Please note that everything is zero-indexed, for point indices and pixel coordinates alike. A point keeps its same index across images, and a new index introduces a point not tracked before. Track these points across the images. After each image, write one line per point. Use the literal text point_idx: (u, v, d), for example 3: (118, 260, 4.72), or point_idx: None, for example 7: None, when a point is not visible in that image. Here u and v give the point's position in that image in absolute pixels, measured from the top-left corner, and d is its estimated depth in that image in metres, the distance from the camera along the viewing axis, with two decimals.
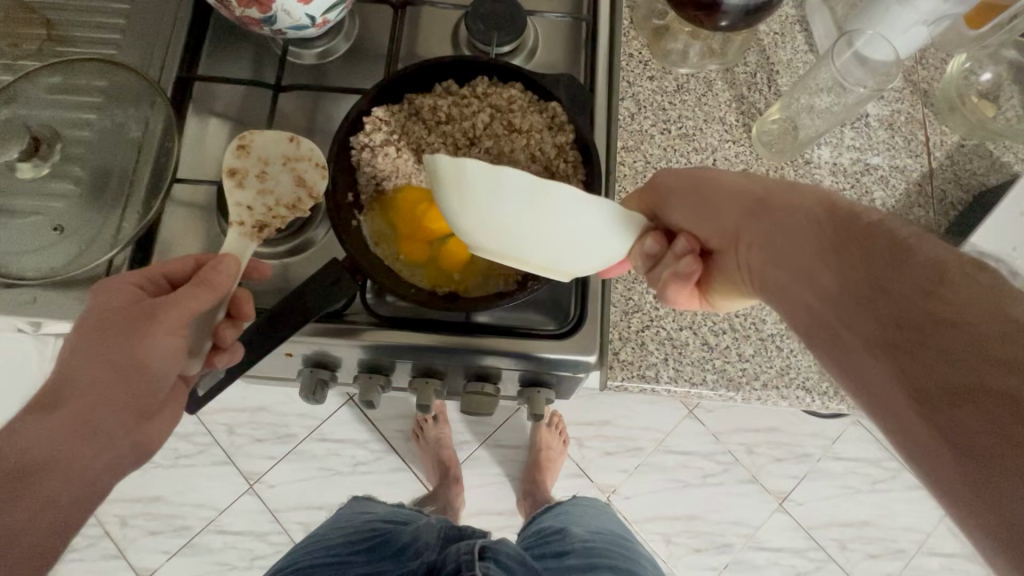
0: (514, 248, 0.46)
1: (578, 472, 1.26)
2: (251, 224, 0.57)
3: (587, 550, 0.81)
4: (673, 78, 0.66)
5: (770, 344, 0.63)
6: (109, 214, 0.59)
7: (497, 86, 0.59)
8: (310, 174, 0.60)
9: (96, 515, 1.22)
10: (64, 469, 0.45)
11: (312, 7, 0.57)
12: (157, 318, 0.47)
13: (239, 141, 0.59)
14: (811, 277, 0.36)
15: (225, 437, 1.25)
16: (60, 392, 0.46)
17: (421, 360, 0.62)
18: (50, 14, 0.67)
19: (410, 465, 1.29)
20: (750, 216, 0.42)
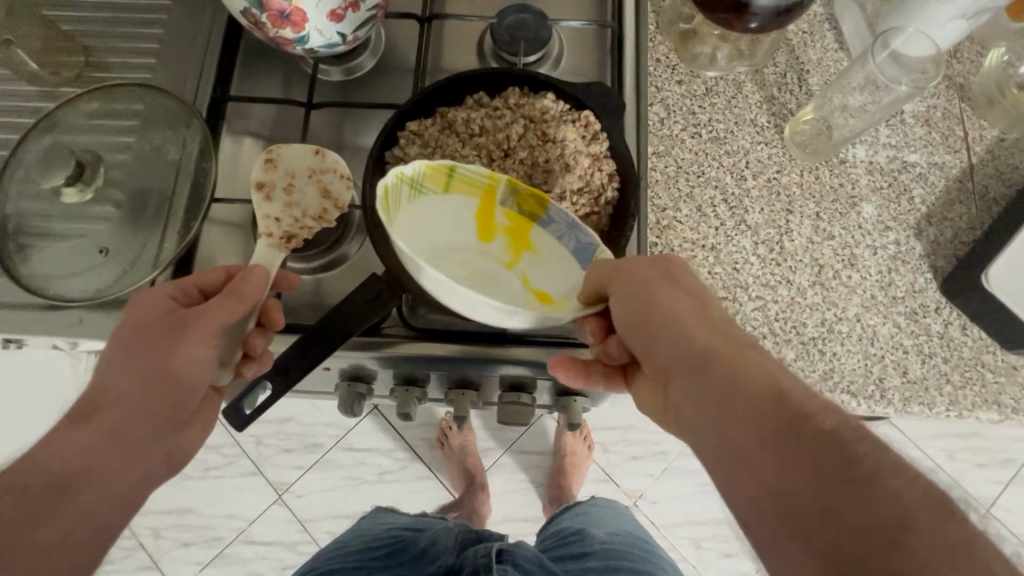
0: (451, 251, 0.55)
1: (604, 477, 1.26)
2: (279, 235, 0.58)
3: (605, 552, 0.80)
4: (702, 81, 0.65)
5: (814, 348, 0.58)
6: (150, 235, 0.60)
7: (529, 96, 0.57)
8: (335, 185, 0.61)
9: (129, 528, 1.24)
10: (100, 481, 0.45)
11: (343, 24, 0.58)
12: (192, 330, 0.48)
13: (265, 155, 0.60)
14: (750, 467, 0.35)
15: (254, 448, 1.26)
16: (99, 403, 0.47)
17: (456, 370, 0.62)
18: (87, 42, 0.69)
19: (436, 473, 1.29)
20: (692, 373, 0.40)
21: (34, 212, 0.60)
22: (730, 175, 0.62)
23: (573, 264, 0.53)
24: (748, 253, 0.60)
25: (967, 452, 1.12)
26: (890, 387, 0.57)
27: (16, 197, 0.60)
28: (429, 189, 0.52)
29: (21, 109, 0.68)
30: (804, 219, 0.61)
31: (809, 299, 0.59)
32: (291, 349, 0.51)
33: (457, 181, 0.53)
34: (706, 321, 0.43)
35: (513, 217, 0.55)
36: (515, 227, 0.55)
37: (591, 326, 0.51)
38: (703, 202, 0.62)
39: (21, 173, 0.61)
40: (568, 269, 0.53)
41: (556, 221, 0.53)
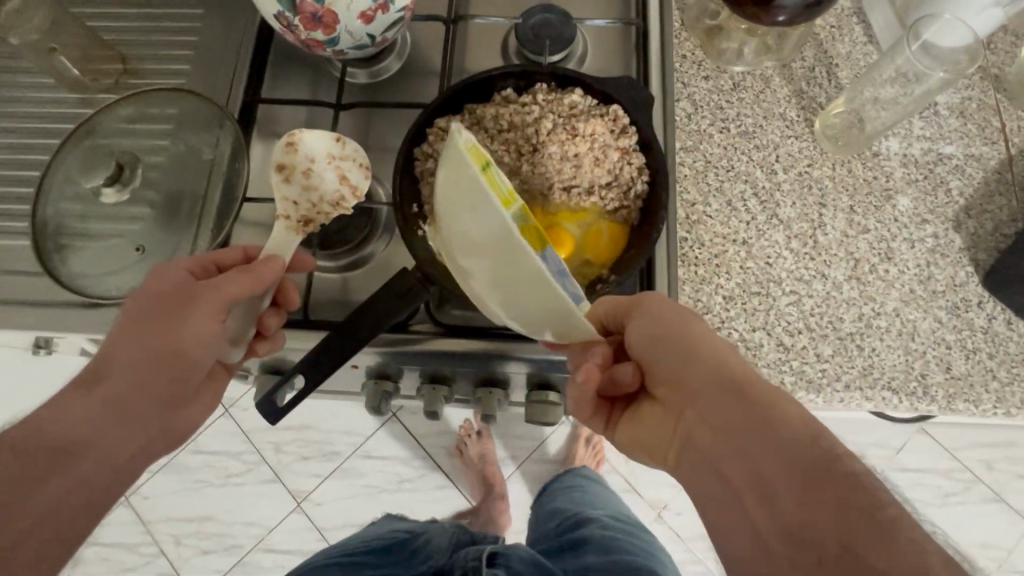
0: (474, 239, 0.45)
1: (627, 487, 1.25)
2: (297, 218, 0.58)
3: (604, 546, 0.74)
4: (729, 77, 0.65)
5: (852, 343, 0.56)
6: (184, 233, 0.62)
7: (557, 92, 0.57)
8: (353, 173, 0.61)
9: (150, 534, 1.25)
10: (99, 450, 0.46)
11: (373, 26, 0.59)
12: (202, 303, 0.48)
13: (286, 137, 0.60)
14: (770, 501, 0.36)
15: (273, 455, 1.27)
16: (101, 371, 0.47)
17: (484, 368, 0.61)
18: (125, 50, 0.71)
19: (455, 483, 1.28)
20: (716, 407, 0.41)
21: (75, 212, 0.62)
22: (760, 170, 0.62)
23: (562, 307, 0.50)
24: (780, 247, 0.59)
25: (1008, 462, 1.08)
26: (933, 384, 0.55)
27: (57, 198, 0.62)
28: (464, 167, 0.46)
29: (62, 115, 0.70)
30: (838, 212, 0.60)
31: (845, 293, 0.58)
32: (321, 343, 0.51)
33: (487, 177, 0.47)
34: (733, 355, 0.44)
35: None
36: None
37: (601, 352, 0.48)
38: (733, 197, 0.61)
39: (63, 175, 0.63)
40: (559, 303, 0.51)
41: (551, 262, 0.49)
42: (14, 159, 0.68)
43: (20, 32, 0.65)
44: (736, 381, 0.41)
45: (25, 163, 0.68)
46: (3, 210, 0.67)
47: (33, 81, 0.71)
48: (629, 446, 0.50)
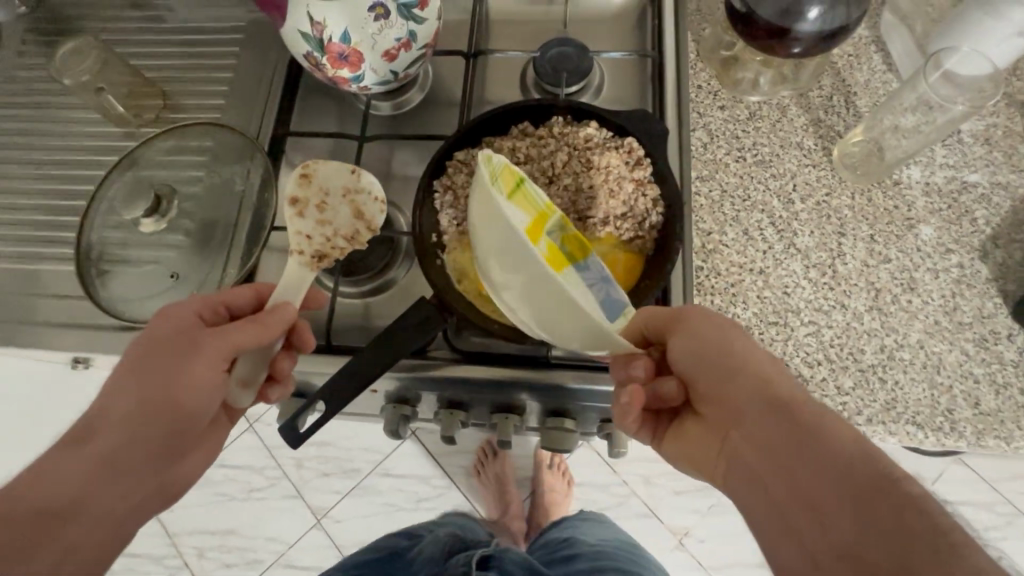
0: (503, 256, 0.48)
1: (648, 512, 1.30)
2: (311, 254, 0.59)
3: (593, 554, 0.96)
4: (745, 106, 0.66)
5: (874, 376, 0.55)
6: (215, 260, 0.65)
7: (573, 125, 0.58)
8: (368, 206, 0.63)
9: (174, 547, 1.28)
10: (92, 513, 0.46)
11: (397, 63, 0.61)
12: (209, 351, 0.51)
13: (301, 170, 0.62)
14: (823, 515, 0.35)
15: (295, 471, 1.29)
16: (100, 424, 0.49)
17: (499, 394, 0.62)
18: (165, 86, 0.76)
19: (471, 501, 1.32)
20: (761, 422, 0.41)
21: (115, 239, 0.66)
22: (777, 199, 0.62)
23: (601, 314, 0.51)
24: (799, 277, 0.59)
25: None
26: (961, 420, 0.54)
27: (101, 226, 0.66)
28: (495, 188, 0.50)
29: (108, 147, 0.75)
30: (858, 241, 0.59)
31: (866, 324, 0.57)
32: (341, 369, 0.52)
33: (520, 193, 0.52)
34: (780, 374, 0.44)
35: (555, 249, 0.52)
36: (554, 258, 0.52)
37: (641, 364, 0.48)
38: (750, 225, 0.61)
39: (107, 204, 0.67)
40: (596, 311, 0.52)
41: (591, 267, 0.53)
42: (61, 188, 0.73)
43: (74, 74, 0.71)
44: (780, 398, 0.41)
45: (71, 192, 0.73)
46: (51, 238, 0.71)
47: (82, 115, 0.76)
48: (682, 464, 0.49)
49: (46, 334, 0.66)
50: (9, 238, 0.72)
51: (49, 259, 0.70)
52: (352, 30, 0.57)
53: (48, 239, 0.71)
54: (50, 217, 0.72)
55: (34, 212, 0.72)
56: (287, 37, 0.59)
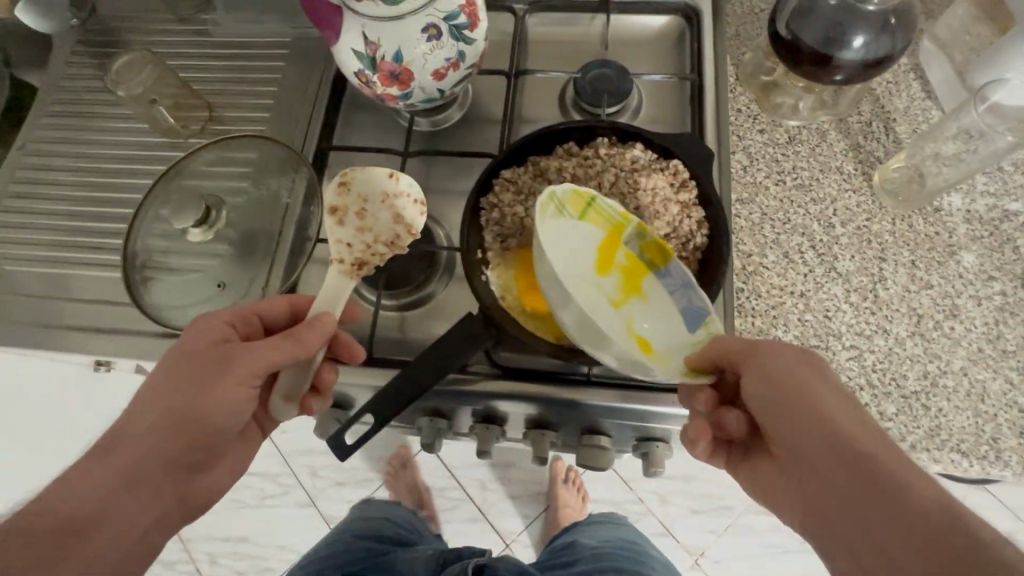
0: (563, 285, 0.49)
1: (663, 531, 1.34)
2: (351, 263, 0.60)
3: (593, 556, 0.98)
4: (784, 130, 0.66)
5: (916, 402, 0.55)
6: (258, 270, 0.67)
7: (619, 147, 0.58)
8: (407, 210, 0.63)
9: (190, 553, 1.37)
10: (112, 523, 0.49)
11: (444, 82, 0.63)
12: (237, 366, 0.53)
13: (339, 178, 0.63)
14: (892, 559, 0.36)
15: (309, 479, 1.38)
16: (123, 436, 0.52)
17: (536, 411, 0.63)
18: (212, 99, 0.77)
19: (489, 518, 1.38)
20: (826, 461, 0.42)
21: (161, 248, 0.67)
22: (817, 223, 0.62)
23: (679, 329, 0.51)
24: (840, 301, 0.59)
25: None
26: (1006, 449, 0.53)
27: (147, 235, 0.67)
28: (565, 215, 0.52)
29: (154, 158, 0.76)
30: (899, 266, 0.60)
31: (909, 350, 0.57)
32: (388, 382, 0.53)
33: (593, 211, 0.53)
34: (846, 409, 0.44)
35: (632, 262, 0.54)
36: (631, 271, 0.53)
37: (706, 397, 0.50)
38: (790, 248, 0.61)
39: (153, 213, 0.68)
40: (676, 328, 0.51)
41: (674, 275, 0.53)
42: (107, 198, 0.75)
43: (128, 86, 0.73)
44: (845, 438, 0.42)
45: (116, 201, 0.75)
46: (86, 243, 0.73)
47: (132, 126, 0.78)
48: (752, 489, 0.52)
49: (88, 341, 0.67)
50: (45, 243, 0.73)
51: (82, 264, 0.72)
52: (404, 50, 0.58)
53: (84, 245, 0.73)
54: (97, 225, 0.74)
55: (70, 218, 0.74)
56: (339, 55, 0.61)
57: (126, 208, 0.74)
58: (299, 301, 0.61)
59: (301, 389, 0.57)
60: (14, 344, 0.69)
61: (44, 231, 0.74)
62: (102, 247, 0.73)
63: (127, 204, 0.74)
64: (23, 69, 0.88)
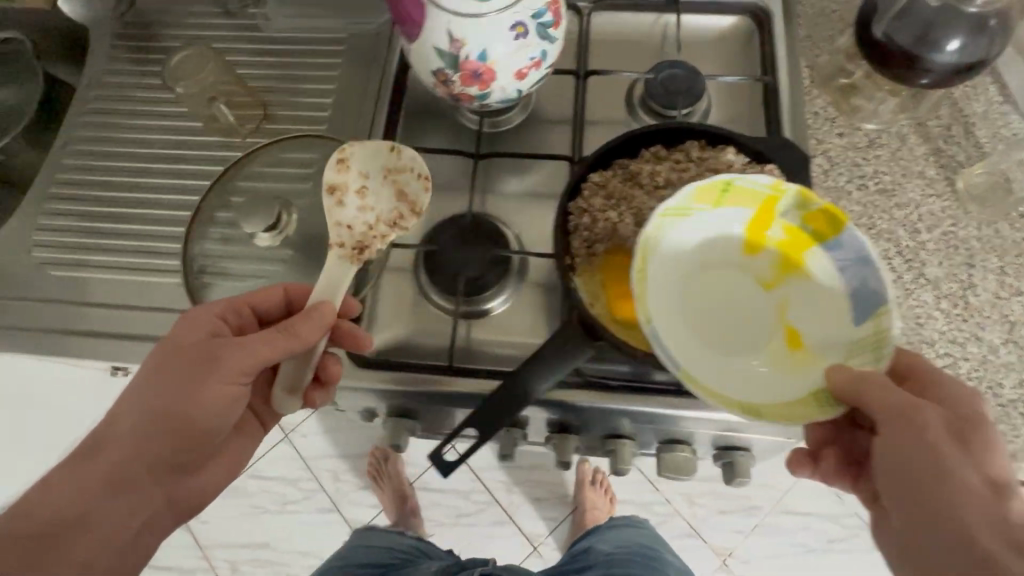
0: (698, 287, 0.49)
1: (690, 532, 1.32)
2: (351, 245, 0.61)
3: (607, 562, 0.97)
4: (863, 134, 0.66)
5: (1011, 411, 0.55)
6: (327, 276, 0.64)
7: (711, 151, 0.57)
8: (410, 186, 0.63)
9: (210, 560, 1.35)
10: (97, 524, 0.52)
11: (524, 82, 0.61)
12: (222, 367, 0.53)
13: (337, 155, 0.63)
14: None
15: (331, 483, 1.36)
16: (107, 439, 0.53)
17: (618, 421, 0.61)
18: (265, 97, 0.74)
19: (516, 521, 1.36)
20: (937, 533, 0.41)
21: (220, 253, 0.65)
22: (903, 228, 0.61)
23: (846, 308, 0.46)
24: (930, 307, 0.58)
25: None
26: None
27: (203, 238, 0.65)
28: (698, 209, 0.49)
29: (205, 159, 0.73)
30: (988, 272, 0.59)
31: (1002, 357, 0.56)
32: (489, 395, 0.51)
33: (732, 197, 0.48)
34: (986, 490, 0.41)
35: (791, 232, 0.49)
36: (791, 244, 0.49)
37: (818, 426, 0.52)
38: (877, 254, 0.60)
39: (210, 215, 0.66)
40: (837, 313, 0.47)
41: (845, 246, 0.47)
42: (157, 200, 0.72)
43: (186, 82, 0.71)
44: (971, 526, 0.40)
45: (166, 203, 0.72)
46: (99, 244, 0.71)
47: (182, 122, 0.75)
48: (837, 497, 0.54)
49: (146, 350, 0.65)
50: (63, 244, 0.71)
51: (114, 269, 0.69)
52: (491, 48, 0.56)
53: (93, 246, 0.70)
54: (149, 229, 0.71)
55: (88, 219, 0.72)
56: (420, 53, 0.59)
57: (141, 209, 0.72)
58: (293, 290, 0.60)
59: (302, 379, 0.57)
60: (62, 352, 0.66)
61: (43, 230, 0.72)
62: (115, 250, 0.70)
63: (145, 203, 0.72)
64: (58, 68, 0.85)
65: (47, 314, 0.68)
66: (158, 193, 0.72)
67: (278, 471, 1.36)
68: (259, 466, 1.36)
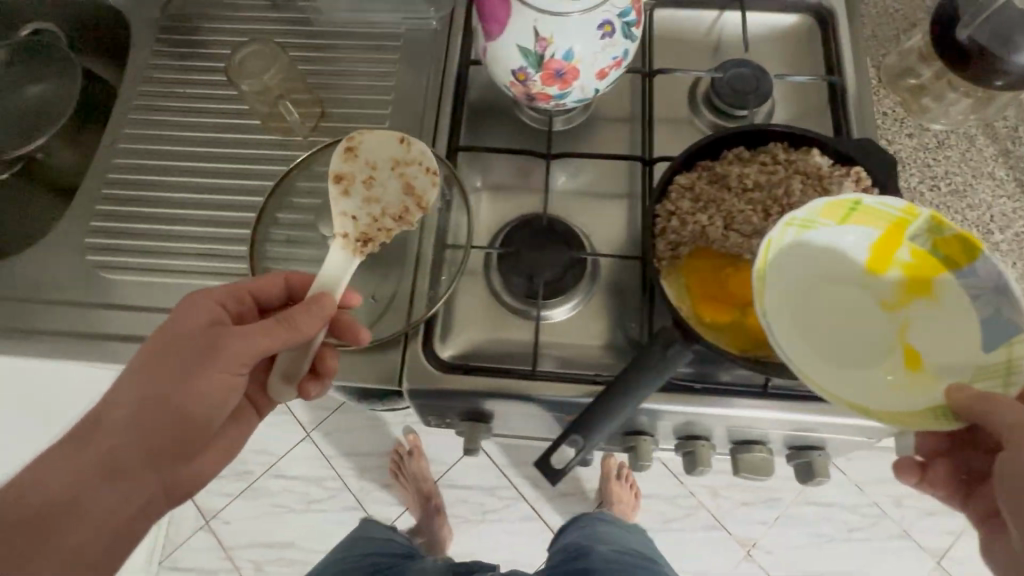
0: (816, 299, 0.49)
1: (714, 523, 1.30)
2: (353, 237, 0.58)
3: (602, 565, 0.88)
4: (932, 134, 0.66)
5: None
6: (401, 279, 0.65)
7: (799, 152, 0.57)
8: (418, 180, 0.61)
9: (230, 560, 1.30)
10: (85, 516, 0.48)
11: (604, 81, 0.60)
12: (223, 354, 0.52)
13: (347, 144, 0.61)
14: None
15: (355, 481, 1.36)
16: (98, 425, 0.50)
17: (697, 421, 0.62)
18: (323, 93, 0.72)
19: (542, 517, 1.32)
20: None
21: (287, 255, 0.64)
22: (975, 229, 0.62)
23: (971, 334, 0.46)
24: None
25: None
26: None
27: (268, 240, 0.64)
28: (822, 224, 0.49)
29: (261, 156, 0.71)
30: None
31: None
32: (594, 401, 0.50)
33: (859, 215, 0.49)
34: None
35: (917, 256, 0.49)
36: (915, 267, 0.49)
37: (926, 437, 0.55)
38: None
39: (274, 215, 0.65)
40: (961, 338, 0.46)
41: (975, 273, 0.47)
42: (210, 199, 0.70)
43: (254, 80, 0.68)
44: None
45: (222, 202, 0.69)
46: (147, 246, 0.68)
47: (237, 120, 0.73)
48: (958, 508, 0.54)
49: None
50: (114, 243, 0.69)
51: (169, 271, 0.67)
52: (577, 47, 0.55)
53: (146, 246, 0.68)
54: (204, 229, 0.68)
55: (139, 219, 0.70)
56: (500, 52, 0.58)
57: (187, 210, 0.69)
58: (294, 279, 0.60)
59: (299, 369, 0.56)
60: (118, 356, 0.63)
61: (87, 231, 0.70)
62: (162, 252, 0.68)
63: (190, 205, 0.70)
64: (103, 71, 0.85)
65: (98, 318, 0.66)
66: (205, 194, 0.70)
67: (303, 469, 1.35)
68: (284, 464, 1.36)
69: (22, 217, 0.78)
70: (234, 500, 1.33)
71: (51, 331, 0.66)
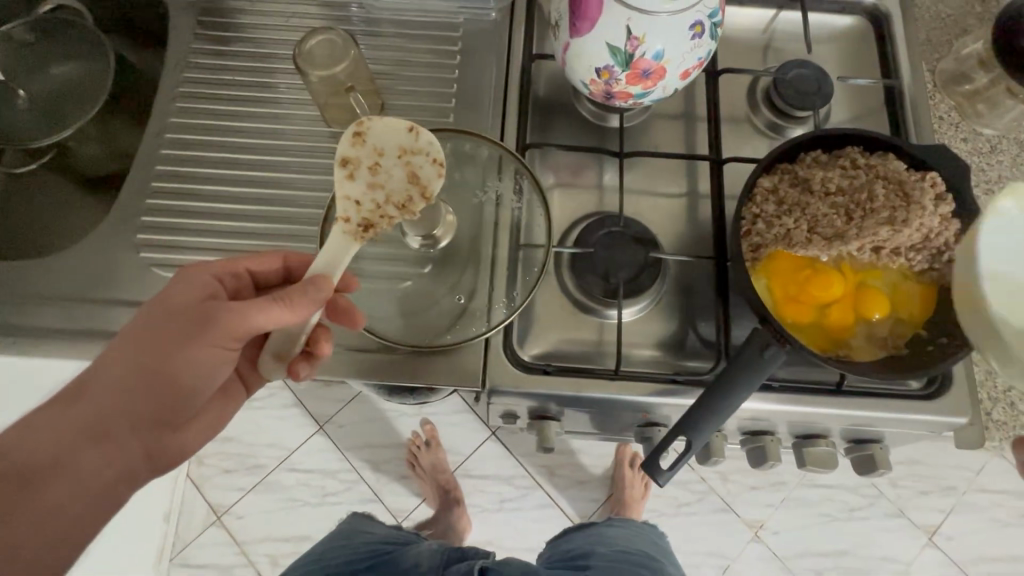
0: None
1: (724, 506, 1.29)
2: (356, 223, 0.54)
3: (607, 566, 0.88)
4: (985, 139, 0.70)
5: None
6: (474, 277, 0.63)
7: (880, 157, 0.58)
8: (425, 171, 0.56)
9: (245, 555, 1.28)
10: (67, 474, 0.48)
11: (686, 80, 0.60)
12: (213, 327, 0.52)
13: (354, 127, 0.55)
14: None
15: (372, 475, 1.34)
16: (87, 386, 0.50)
17: (768, 418, 0.63)
18: (382, 83, 0.70)
19: (560, 503, 1.32)
20: None
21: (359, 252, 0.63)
22: None
23: None
24: None
25: None
26: None
27: None
28: None
29: (319, 150, 0.69)
30: None
31: None
32: (699, 402, 0.52)
33: None
34: None
35: None
36: None
37: None
38: None
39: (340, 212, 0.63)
40: None
41: None
42: (264, 194, 0.67)
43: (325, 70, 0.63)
44: None
45: (278, 195, 0.67)
46: (197, 243, 0.65)
47: (289, 109, 0.70)
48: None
49: None
50: (162, 238, 0.66)
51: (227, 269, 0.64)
52: (668, 48, 0.55)
53: (198, 242, 0.65)
54: (258, 225, 0.66)
55: (189, 212, 0.67)
56: (588, 50, 0.57)
57: (240, 204, 0.67)
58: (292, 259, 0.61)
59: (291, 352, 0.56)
60: None
61: (130, 224, 0.67)
62: (213, 249, 0.65)
63: (244, 198, 0.67)
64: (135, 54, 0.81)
65: None
66: (259, 188, 0.67)
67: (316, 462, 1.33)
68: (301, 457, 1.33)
69: (49, 208, 0.74)
70: (247, 494, 1.30)
71: (105, 332, 0.63)
